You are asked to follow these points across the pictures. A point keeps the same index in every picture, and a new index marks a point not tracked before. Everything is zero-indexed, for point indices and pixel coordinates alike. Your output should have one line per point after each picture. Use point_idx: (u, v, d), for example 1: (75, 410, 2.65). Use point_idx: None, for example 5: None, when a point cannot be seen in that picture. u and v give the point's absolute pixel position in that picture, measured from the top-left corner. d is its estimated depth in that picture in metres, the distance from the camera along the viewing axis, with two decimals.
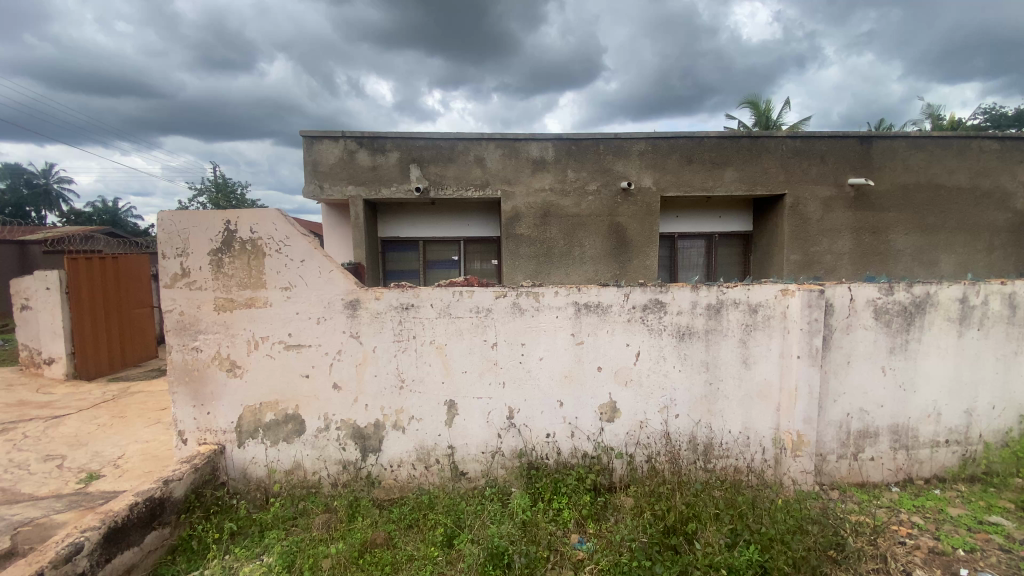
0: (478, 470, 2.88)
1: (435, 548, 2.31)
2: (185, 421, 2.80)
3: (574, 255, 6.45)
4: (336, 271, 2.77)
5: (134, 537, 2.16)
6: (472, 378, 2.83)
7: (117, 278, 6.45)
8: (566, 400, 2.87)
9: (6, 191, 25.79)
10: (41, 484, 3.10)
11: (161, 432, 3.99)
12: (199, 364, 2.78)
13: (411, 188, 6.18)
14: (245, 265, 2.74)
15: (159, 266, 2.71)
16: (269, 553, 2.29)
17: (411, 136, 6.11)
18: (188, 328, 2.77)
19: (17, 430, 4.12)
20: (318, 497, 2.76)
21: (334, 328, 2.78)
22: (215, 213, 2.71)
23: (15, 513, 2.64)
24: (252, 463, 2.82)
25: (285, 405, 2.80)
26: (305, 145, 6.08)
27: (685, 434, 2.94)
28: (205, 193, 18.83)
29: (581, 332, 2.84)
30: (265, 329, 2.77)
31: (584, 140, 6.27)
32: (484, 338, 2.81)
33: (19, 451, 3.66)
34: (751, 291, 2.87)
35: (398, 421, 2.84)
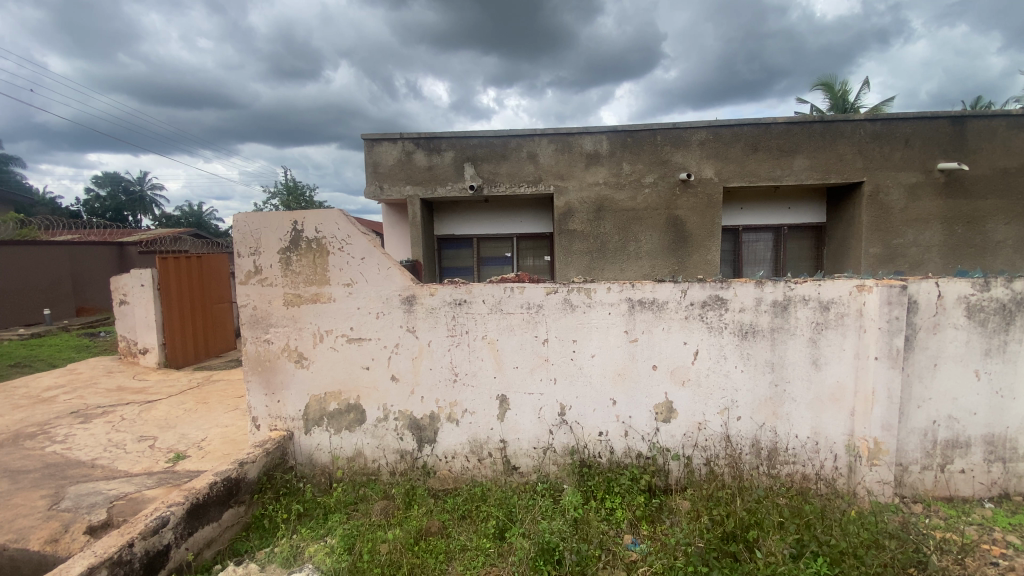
0: (530, 465, 2.90)
1: (487, 540, 2.34)
2: (258, 408, 3.02)
3: (630, 249, 6.30)
4: (394, 267, 2.87)
5: (213, 513, 2.36)
6: (524, 374, 2.85)
7: (200, 276, 7.03)
8: (619, 399, 2.82)
9: (108, 199, 28.78)
10: (136, 462, 3.44)
11: (237, 419, 4.33)
12: (270, 355, 2.98)
13: (465, 187, 6.27)
14: (311, 263, 2.90)
15: (235, 264, 2.93)
16: (331, 535, 2.41)
17: (465, 135, 6.20)
18: (261, 321, 2.97)
19: (117, 413, 4.60)
20: (378, 484, 2.89)
21: (391, 323, 2.89)
22: (284, 214, 2.89)
23: (113, 487, 2.96)
24: (318, 449, 2.99)
25: (347, 395, 2.95)
26: (367, 148, 6.34)
27: (747, 437, 2.80)
28: (277, 197, 20.08)
29: (635, 330, 2.77)
30: (328, 323, 2.92)
31: (640, 131, 6.10)
32: (535, 334, 2.82)
33: (119, 431, 4.10)
34: (823, 287, 2.68)
35: (452, 414, 2.90)
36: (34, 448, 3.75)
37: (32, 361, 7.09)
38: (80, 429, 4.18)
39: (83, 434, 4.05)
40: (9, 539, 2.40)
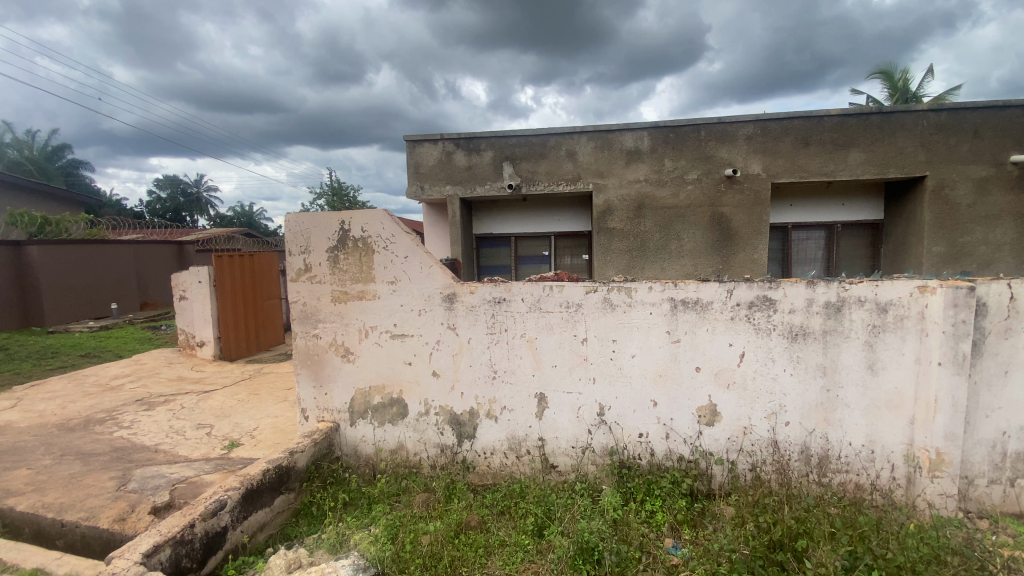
0: (569, 464, 2.89)
1: (526, 536, 2.36)
2: (307, 399, 3.15)
3: (672, 248, 6.17)
4: (436, 266, 2.92)
5: (266, 499, 2.48)
6: (562, 373, 2.84)
7: (252, 273, 7.37)
8: (660, 400, 2.77)
9: (169, 200, 30.63)
10: (195, 448, 3.66)
11: (286, 410, 4.53)
12: (319, 349, 3.10)
13: (504, 185, 6.31)
14: (357, 261, 3.00)
15: (286, 262, 3.07)
16: (375, 524, 2.48)
17: (504, 135, 6.23)
18: (310, 317, 3.10)
19: (177, 402, 4.90)
20: (419, 476, 2.96)
21: (432, 320, 2.94)
22: (333, 214, 3.00)
23: (175, 471, 3.16)
24: (362, 441, 3.09)
25: (390, 390, 3.03)
26: (409, 149, 6.48)
27: (796, 443, 2.70)
28: (323, 197, 20.79)
29: (678, 331, 2.72)
30: (373, 319, 3.01)
31: (683, 127, 5.96)
32: (574, 333, 2.81)
33: (180, 419, 4.37)
34: (880, 288, 2.55)
35: (491, 410, 2.93)
36: (104, 433, 4.05)
37: (101, 352, 7.64)
38: (145, 416, 4.48)
39: (147, 420, 4.34)
40: (83, 516, 2.60)
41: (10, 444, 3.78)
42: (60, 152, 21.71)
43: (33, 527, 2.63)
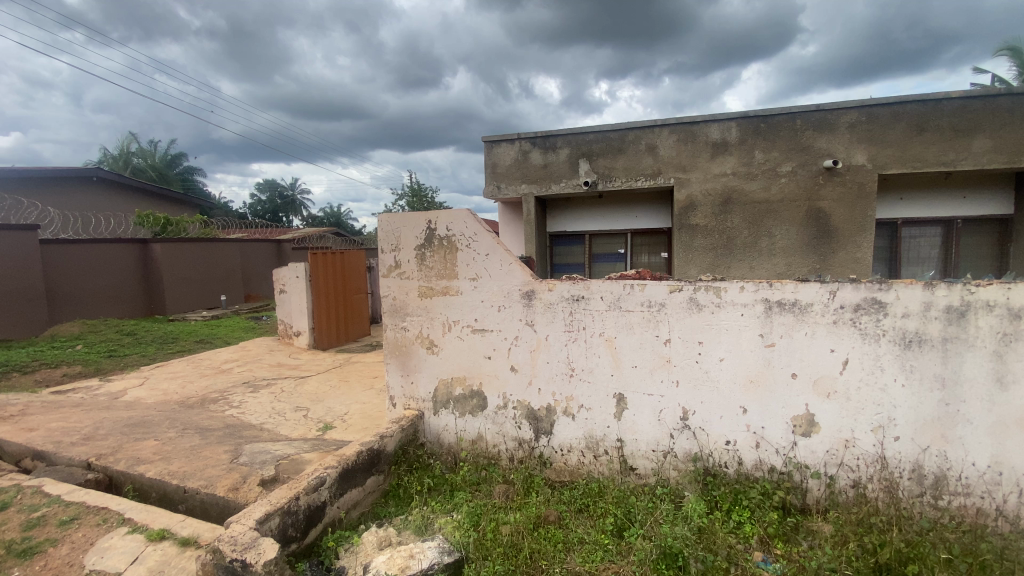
0: (649, 467, 2.82)
1: (605, 536, 2.34)
2: (395, 387, 3.35)
3: (761, 246, 5.81)
4: (516, 263, 2.96)
5: (359, 479, 2.67)
6: (643, 374, 2.77)
7: (342, 269, 7.93)
8: (750, 407, 2.63)
9: (268, 202, 33.59)
10: (294, 428, 4.02)
11: (373, 397, 4.83)
12: (406, 341, 3.28)
13: (580, 183, 6.25)
14: (442, 258, 3.14)
15: (379, 259, 3.29)
16: (457, 510, 2.58)
17: (581, 131, 6.17)
18: (399, 310, 3.29)
19: (278, 385, 5.39)
20: (498, 468, 3.03)
21: (512, 316, 3.00)
22: (420, 214, 3.16)
23: (278, 448, 3.49)
24: (444, 430, 3.22)
25: (471, 382, 3.13)
26: (486, 150, 6.64)
27: (908, 461, 2.44)
28: (403, 198, 21.78)
29: (771, 334, 2.56)
30: (456, 314, 3.13)
31: (775, 116, 5.58)
32: (657, 333, 2.73)
33: (280, 401, 4.81)
34: (1014, 292, 2.24)
35: (568, 408, 2.93)
36: (218, 411, 4.54)
37: (213, 338, 8.56)
38: (252, 397, 4.98)
39: (253, 401, 4.81)
40: (202, 484, 2.93)
41: (143, 417, 4.34)
42: (179, 159, 24.46)
43: (161, 492, 3.01)
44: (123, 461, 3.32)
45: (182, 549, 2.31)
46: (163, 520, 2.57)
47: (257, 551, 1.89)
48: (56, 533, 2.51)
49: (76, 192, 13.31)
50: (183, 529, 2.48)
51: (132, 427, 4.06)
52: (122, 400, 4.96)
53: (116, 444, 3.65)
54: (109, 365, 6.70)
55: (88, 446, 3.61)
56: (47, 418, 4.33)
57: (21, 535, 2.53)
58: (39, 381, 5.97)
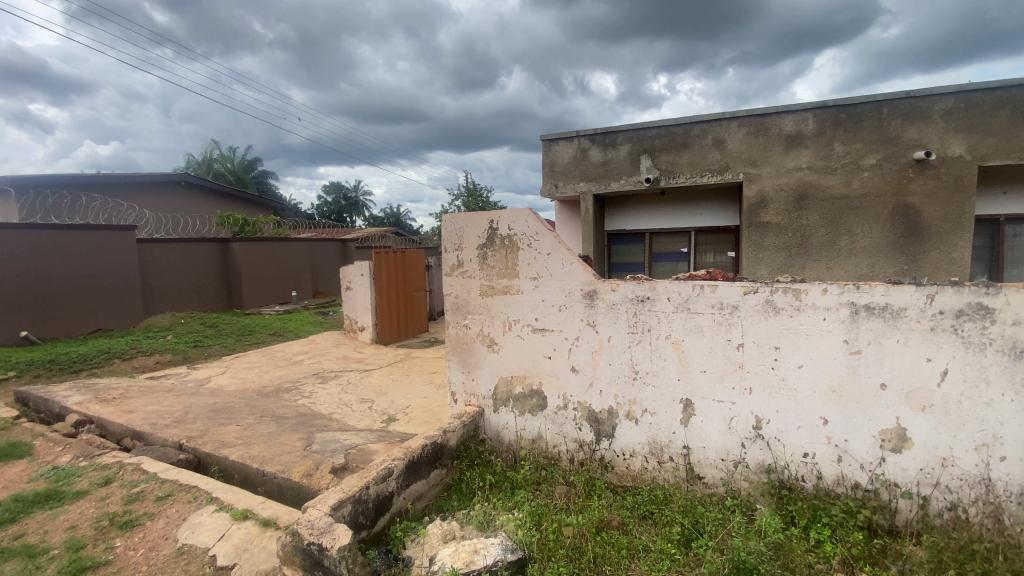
0: (717, 477, 2.70)
1: (672, 545, 2.26)
2: (457, 383, 3.41)
3: (840, 245, 5.41)
4: (577, 263, 2.92)
5: (423, 471, 2.74)
6: (713, 380, 2.66)
7: (403, 268, 8.21)
8: (832, 418, 2.45)
9: (333, 203, 35.31)
10: (360, 419, 4.21)
11: (433, 392, 4.96)
12: (467, 339, 3.33)
13: (641, 180, 6.09)
14: (503, 257, 3.16)
15: (442, 258, 3.36)
16: (519, 509, 2.58)
17: (643, 127, 6.01)
18: (461, 308, 3.34)
19: (345, 377, 5.66)
20: (558, 468, 3.01)
21: (573, 316, 2.96)
22: (482, 214, 3.19)
23: (347, 438, 3.66)
24: (504, 428, 3.24)
25: (530, 381, 3.12)
26: (545, 148, 6.62)
27: (1017, 485, 2.19)
28: (459, 198, 22.19)
29: (858, 340, 2.37)
30: (516, 313, 3.13)
31: (857, 105, 5.19)
32: (728, 337, 2.60)
33: (347, 393, 5.04)
34: None
35: (631, 412, 2.85)
36: (291, 400, 4.82)
37: (285, 331, 9.11)
38: (321, 388, 5.26)
39: (322, 392, 5.07)
40: (280, 468, 3.12)
41: (225, 403, 4.68)
42: (255, 164, 26.23)
43: (242, 474, 3.23)
44: (209, 444, 3.59)
45: (263, 529, 2.46)
46: (245, 501, 2.76)
47: (332, 536, 1.98)
48: (154, 508, 2.76)
49: (167, 195, 14.59)
50: (263, 510, 2.65)
51: (217, 412, 4.39)
52: (207, 387, 5.38)
53: (203, 427, 3.97)
54: (195, 354, 7.29)
55: (179, 429, 3.94)
56: (144, 401, 4.77)
57: (124, 507, 2.79)
58: (136, 367, 6.60)
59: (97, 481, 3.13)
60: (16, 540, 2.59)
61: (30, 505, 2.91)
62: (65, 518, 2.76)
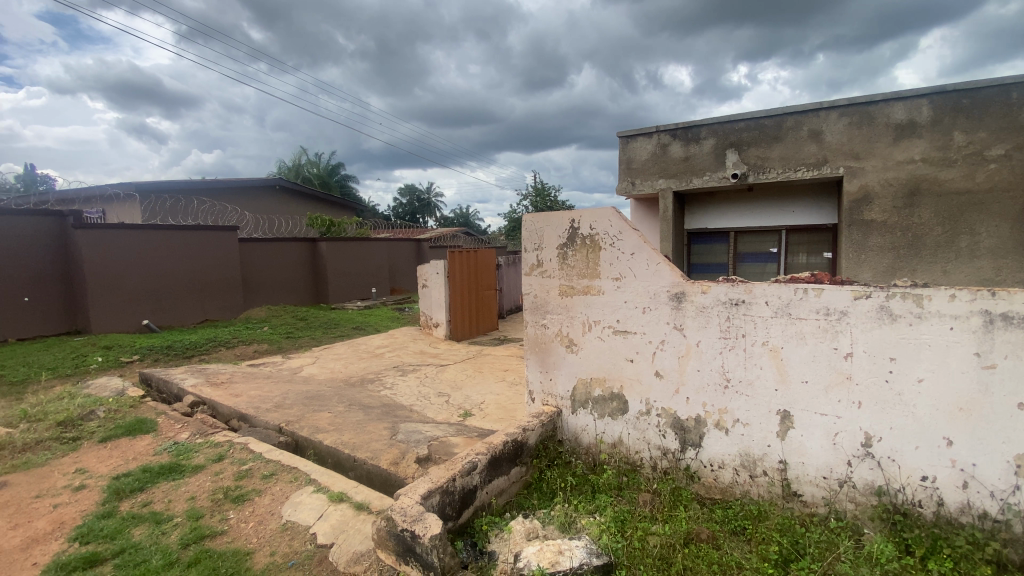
0: (817, 496, 2.50)
1: (768, 564, 2.11)
2: (534, 383, 3.42)
3: (960, 246, 4.84)
4: (664, 263, 2.82)
5: (505, 467, 2.77)
6: (815, 391, 2.46)
7: (475, 267, 8.40)
8: (957, 439, 2.19)
9: (406, 204, 36.83)
10: (439, 412, 4.36)
11: (507, 389, 5.04)
12: (546, 338, 3.32)
13: (727, 175, 5.79)
14: (585, 257, 3.12)
15: (522, 257, 3.39)
16: (601, 513, 2.54)
17: (729, 119, 5.71)
18: (540, 307, 3.35)
19: (422, 371, 5.89)
20: (639, 475, 2.92)
21: (658, 319, 2.86)
22: (564, 213, 3.17)
23: (428, 430, 3.80)
24: (583, 430, 3.20)
25: (611, 384, 3.06)
26: (622, 145, 6.48)
27: None
28: (528, 198, 22.31)
29: (992, 354, 2.09)
30: (597, 314, 3.09)
31: (983, 89, 4.62)
32: (835, 346, 2.40)
33: (425, 386, 5.24)
34: None
35: (721, 421, 2.71)
36: (374, 391, 5.08)
37: (365, 325, 9.63)
38: (400, 380, 5.50)
39: (402, 384, 5.31)
40: (369, 455, 3.30)
41: (316, 391, 5.03)
42: (338, 168, 27.94)
43: (335, 458, 3.45)
44: (305, 429, 3.87)
45: (357, 512, 2.61)
46: (340, 484, 2.94)
47: (424, 525, 2.05)
48: (260, 485, 3.02)
49: (263, 197, 15.92)
50: (356, 494, 2.80)
51: (309, 399, 4.72)
52: (299, 375, 5.80)
53: (298, 413, 4.29)
54: (287, 344, 7.89)
55: (278, 413, 4.28)
56: (247, 386, 5.23)
57: (235, 482, 3.08)
58: (238, 355, 7.26)
59: (211, 458, 3.47)
60: (146, 506, 2.94)
61: (158, 475, 3.29)
62: (186, 489, 3.09)
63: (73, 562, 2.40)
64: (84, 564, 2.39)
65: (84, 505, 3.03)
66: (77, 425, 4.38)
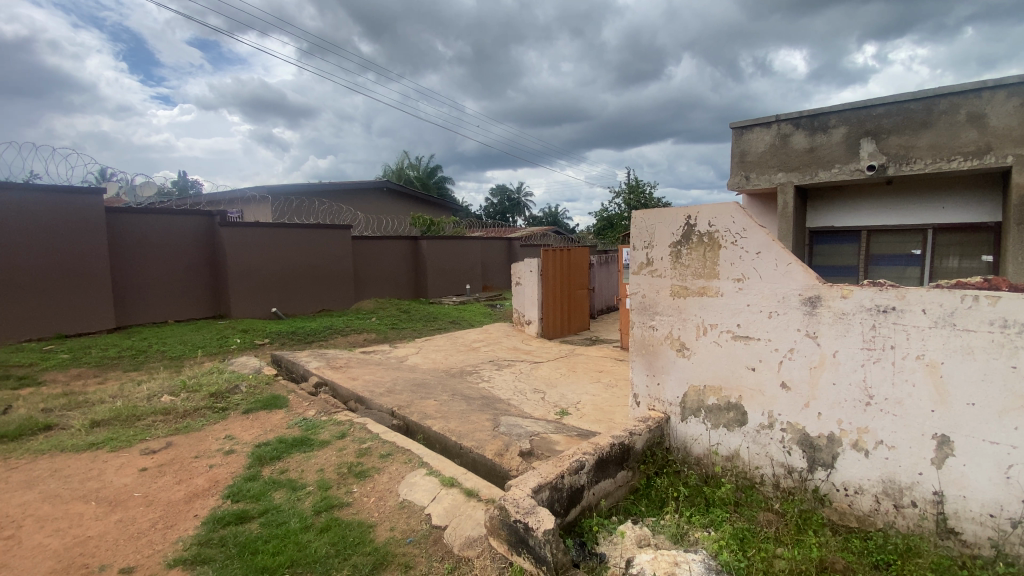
0: (983, 537, 2.16)
1: None
2: (640, 386, 3.32)
3: None
4: (795, 263, 2.59)
5: (611, 469, 2.73)
6: (984, 415, 2.11)
7: (568, 265, 8.37)
8: None
9: (498, 203, 37.76)
10: (536, 408, 4.41)
11: (603, 390, 4.96)
12: (654, 340, 3.21)
13: (861, 167, 5.18)
14: (701, 256, 2.97)
15: (631, 255, 3.31)
16: (717, 528, 2.40)
17: (865, 104, 5.12)
18: (648, 308, 3.24)
19: (517, 367, 6.00)
20: (759, 492, 2.73)
21: (787, 324, 2.64)
22: (679, 208, 3.05)
23: (528, 425, 3.86)
24: (694, 440, 3.05)
25: (728, 393, 2.89)
26: (735, 137, 6.07)
27: None
28: (621, 196, 21.81)
29: None
30: (714, 317, 2.92)
31: None
32: (1013, 364, 2.04)
33: (521, 381, 5.33)
34: None
35: (860, 442, 2.44)
36: (473, 383, 5.27)
37: (460, 320, 10.02)
38: (497, 374, 5.66)
39: (498, 378, 5.45)
40: (474, 445, 3.43)
41: (421, 380, 5.33)
42: (436, 170, 29.39)
43: (442, 444, 3.63)
44: (414, 414, 4.12)
45: (467, 498, 2.72)
46: (450, 469, 3.08)
47: (536, 518, 2.08)
48: (378, 463, 3.26)
49: (371, 197, 17.18)
50: (466, 480, 2.92)
51: (416, 387, 5.02)
52: (405, 364, 6.19)
53: (407, 399, 4.58)
54: (392, 335, 8.45)
55: (390, 398, 4.60)
56: (362, 371, 5.68)
57: (357, 459, 3.35)
58: (351, 342, 7.91)
59: (335, 434, 3.82)
60: (283, 473, 3.31)
61: (292, 446, 3.69)
62: (316, 461, 3.43)
63: (227, 516, 2.76)
64: (235, 519, 2.74)
65: (233, 468, 3.48)
66: (225, 397, 5.04)
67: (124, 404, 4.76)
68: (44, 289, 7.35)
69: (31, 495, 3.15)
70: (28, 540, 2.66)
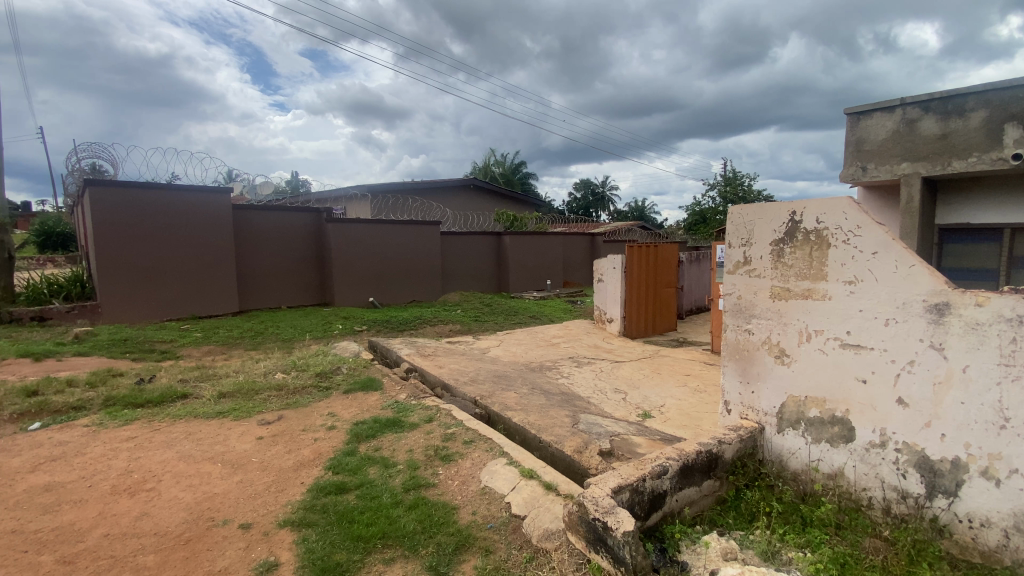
0: None
1: None
2: (732, 392, 3.15)
3: None
4: (919, 265, 2.32)
5: (697, 478, 2.63)
6: None
7: (653, 262, 8.08)
8: None
9: (582, 198, 37.37)
10: (617, 408, 4.35)
11: (689, 395, 4.77)
12: (750, 345, 3.04)
13: (1004, 157, 4.48)
14: (806, 255, 2.75)
15: (726, 253, 3.15)
16: (814, 550, 2.23)
17: (1013, 82, 4.40)
18: (744, 310, 3.06)
19: (598, 364, 5.95)
20: (865, 516, 2.49)
21: (907, 334, 2.36)
22: (783, 204, 2.85)
23: (608, 425, 3.83)
24: (791, 454, 2.84)
25: (832, 406, 2.66)
26: (849, 124, 5.49)
27: None
28: (716, 188, 20.60)
29: None
30: (819, 322, 2.70)
31: None
32: None
33: (601, 380, 5.28)
34: None
35: (991, 470, 2.13)
36: (553, 378, 5.32)
37: (541, 315, 10.11)
38: (577, 371, 5.65)
39: (579, 375, 5.44)
40: (554, 439, 3.47)
41: (503, 372, 5.47)
42: (521, 167, 29.77)
43: (522, 436, 3.72)
44: (496, 405, 4.25)
45: (546, 491, 2.76)
46: (529, 461, 3.15)
47: (616, 518, 2.08)
48: (462, 448, 3.41)
49: (459, 194, 17.81)
50: (545, 474, 2.96)
51: (498, 378, 5.16)
52: (487, 355, 6.38)
53: (489, 389, 4.73)
54: (475, 327, 8.74)
55: (473, 387, 4.78)
56: (448, 360, 5.95)
57: (442, 443, 3.54)
58: (438, 332, 8.32)
59: (423, 418, 4.05)
60: (377, 451, 3.58)
61: (384, 426, 3.98)
62: (405, 442, 3.67)
63: (328, 486, 3.05)
64: (335, 489, 3.03)
65: (333, 442, 3.83)
66: (327, 377, 5.55)
67: (245, 379, 5.41)
68: (182, 277, 8.54)
69: (171, 454, 3.70)
70: (167, 493, 3.13)
